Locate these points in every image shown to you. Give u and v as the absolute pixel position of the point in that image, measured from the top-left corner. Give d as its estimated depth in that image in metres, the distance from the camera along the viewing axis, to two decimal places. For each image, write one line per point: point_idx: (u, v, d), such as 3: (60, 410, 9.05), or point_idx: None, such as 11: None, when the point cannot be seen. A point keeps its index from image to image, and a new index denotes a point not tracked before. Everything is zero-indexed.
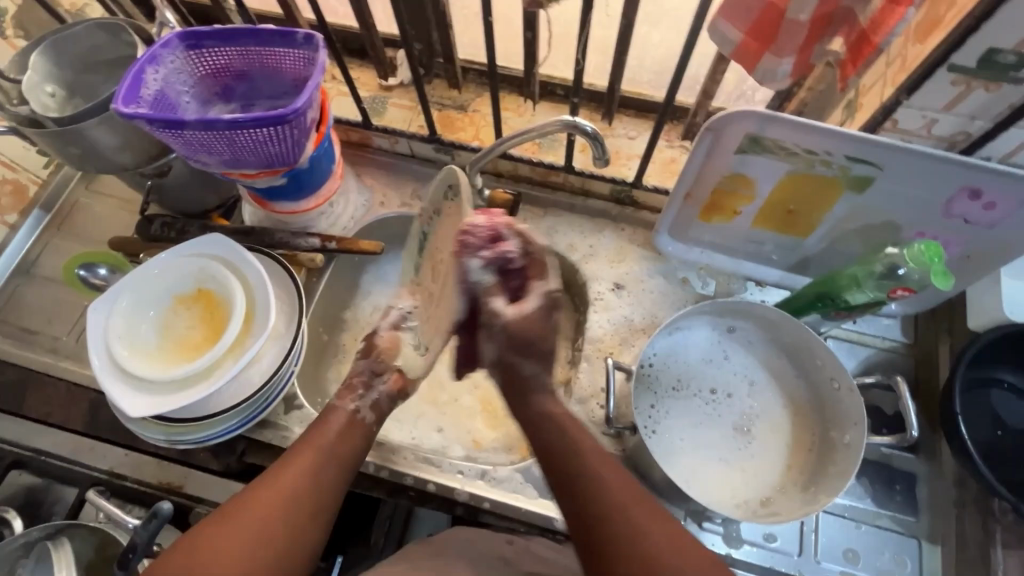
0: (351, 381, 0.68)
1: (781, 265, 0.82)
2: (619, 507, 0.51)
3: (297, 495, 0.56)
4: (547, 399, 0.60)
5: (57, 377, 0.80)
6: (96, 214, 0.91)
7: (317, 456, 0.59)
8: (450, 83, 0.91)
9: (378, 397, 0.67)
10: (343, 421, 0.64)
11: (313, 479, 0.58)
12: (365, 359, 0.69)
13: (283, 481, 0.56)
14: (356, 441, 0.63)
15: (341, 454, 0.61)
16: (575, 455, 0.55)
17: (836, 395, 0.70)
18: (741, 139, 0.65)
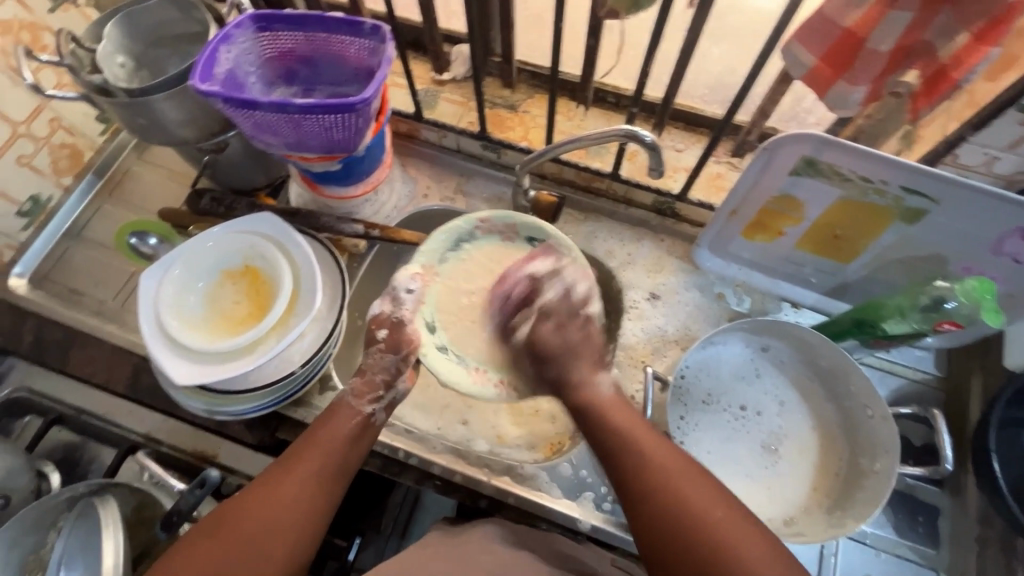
0: (373, 378, 0.67)
1: (819, 289, 0.82)
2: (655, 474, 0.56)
3: (298, 497, 0.57)
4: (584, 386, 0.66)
5: (99, 339, 0.81)
6: (147, 183, 0.94)
7: (324, 459, 0.60)
8: (503, 82, 0.93)
9: (400, 394, 0.68)
10: (354, 423, 0.64)
11: (316, 482, 0.59)
12: (391, 355, 0.68)
13: (289, 482, 0.58)
14: (364, 444, 0.64)
15: (347, 454, 0.62)
16: (615, 420, 0.62)
17: (868, 423, 0.70)
18: (796, 161, 0.66)
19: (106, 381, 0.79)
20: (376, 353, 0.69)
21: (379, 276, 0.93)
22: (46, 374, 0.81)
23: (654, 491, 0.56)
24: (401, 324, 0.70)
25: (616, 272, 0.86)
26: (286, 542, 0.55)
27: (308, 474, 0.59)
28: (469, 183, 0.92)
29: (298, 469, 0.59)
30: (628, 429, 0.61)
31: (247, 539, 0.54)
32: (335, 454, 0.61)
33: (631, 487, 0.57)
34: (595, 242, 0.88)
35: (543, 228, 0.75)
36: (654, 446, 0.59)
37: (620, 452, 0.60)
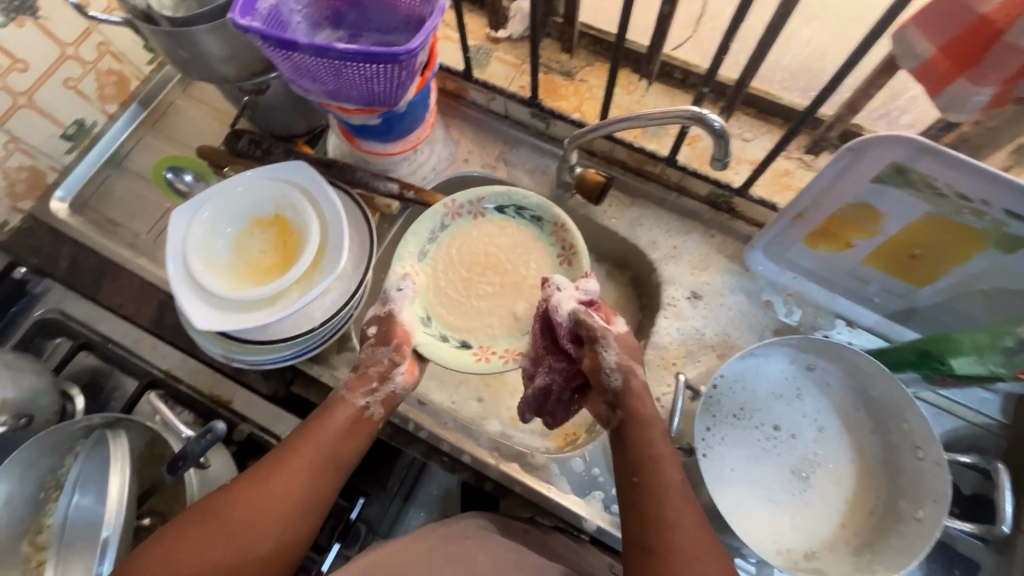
0: (367, 371, 0.66)
1: (882, 310, 0.74)
2: (687, 526, 0.53)
3: (289, 491, 0.57)
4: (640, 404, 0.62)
5: (132, 272, 0.82)
6: (189, 118, 0.92)
7: (316, 455, 0.59)
8: (562, 46, 0.86)
9: (397, 388, 0.67)
10: (348, 418, 0.63)
11: (307, 476, 0.58)
12: (383, 347, 0.68)
13: (278, 479, 0.57)
14: (359, 439, 0.63)
15: (339, 450, 0.61)
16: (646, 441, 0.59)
17: (918, 465, 0.64)
18: (884, 167, 0.58)
19: (134, 314, 0.80)
20: (369, 347, 0.69)
21: None
22: (79, 299, 0.82)
23: (691, 540, 0.53)
24: (391, 317, 0.70)
25: (657, 264, 0.80)
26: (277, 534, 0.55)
27: (299, 468, 0.58)
28: (513, 152, 0.87)
29: (289, 466, 0.58)
30: (668, 468, 0.57)
31: (235, 532, 0.54)
32: (328, 451, 0.60)
33: (662, 527, 0.53)
34: (639, 230, 0.82)
35: (527, 194, 0.79)
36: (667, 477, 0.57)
37: (659, 494, 0.56)
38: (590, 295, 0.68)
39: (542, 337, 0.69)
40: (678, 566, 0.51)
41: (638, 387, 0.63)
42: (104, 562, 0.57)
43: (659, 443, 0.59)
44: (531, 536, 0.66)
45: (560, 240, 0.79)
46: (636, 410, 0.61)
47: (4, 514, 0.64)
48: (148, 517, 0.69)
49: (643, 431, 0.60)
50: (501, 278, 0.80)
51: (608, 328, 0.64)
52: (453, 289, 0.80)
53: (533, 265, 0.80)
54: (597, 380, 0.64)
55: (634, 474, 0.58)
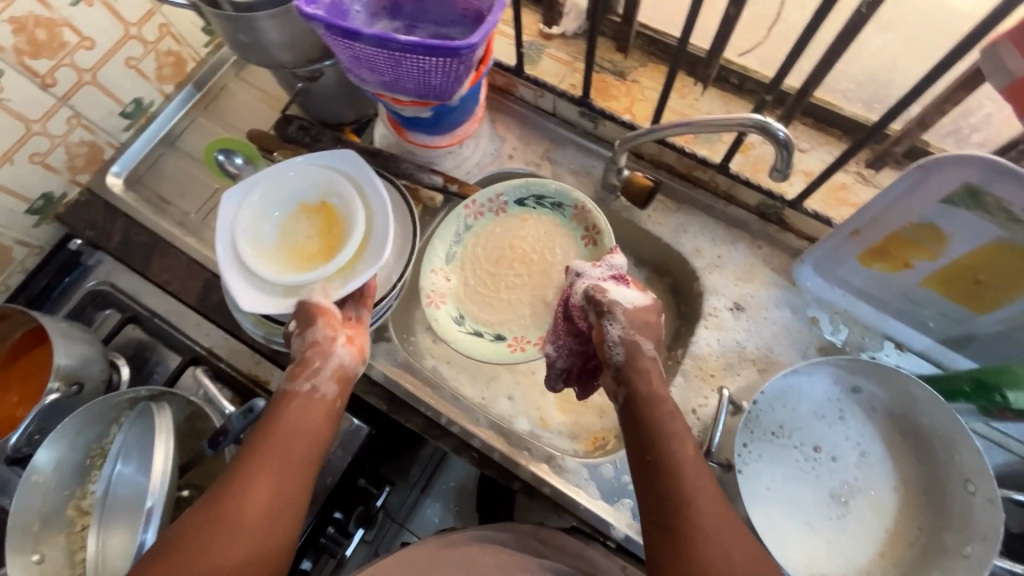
0: (307, 357, 0.64)
1: (935, 334, 0.71)
2: (706, 503, 0.52)
3: (259, 494, 0.53)
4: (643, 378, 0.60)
5: (179, 250, 0.84)
6: (241, 101, 0.94)
7: (280, 447, 0.56)
8: (616, 45, 0.85)
9: (341, 359, 0.65)
10: (301, 403, 0.60)
11: (276, 473, 0.54)
12: (314, 327, 0.66)
13: (246, 480, 0.53)
14: (320, 421, 0.60)
15: (304, 436, 0.58)
16: (665, 420, 0.57)
17: (966, 499, 0.61)
18: (955, 187, 0.55)
19: (180, 291, 0.82)
20: (297, 338, 0.66)
21: None
22: (129, 273, 0.85)
23: (710, 516, 0.51)
24: (301, 303, 0.68)
25: (700, 273, 0.79)
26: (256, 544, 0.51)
27: (262, 468, 0.54)
28: (559, 151, 0.86)
29: (253, 466, 0.54)
30: (684, 446, 0.55)
31: (206, 555, 0.49)
32: (293, 439, 0.57)
33: (680, 503, 0.52)
34: (684, 237, 0.80)
35: (545, 182, 0.80)
36: (690, 457, 0.55)
37: (677, 472, 0.53)
38: (616, 269, 0.67)
39: (564, 320, 0.69)
40: (699, 544, 0.49)
41: (642, 364, 0.60)
42: (148, 530, 0.57)
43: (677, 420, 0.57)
44: (539, 543, 0.66)
45: (586, 223, 0.80)
46: (641, 388, 0.59)
47: (52, 476, 0.66)
48: (188, 489, 0.71)
49: (656, 403, 0.58)
50: (529, 268, 0.82)
51: (616, 301, 0.62)
52: (482, 285, 0.82)
53: (558, 249, 0.82)
54: (602, 353, 0.63)
55: (648, 455, 0.55)
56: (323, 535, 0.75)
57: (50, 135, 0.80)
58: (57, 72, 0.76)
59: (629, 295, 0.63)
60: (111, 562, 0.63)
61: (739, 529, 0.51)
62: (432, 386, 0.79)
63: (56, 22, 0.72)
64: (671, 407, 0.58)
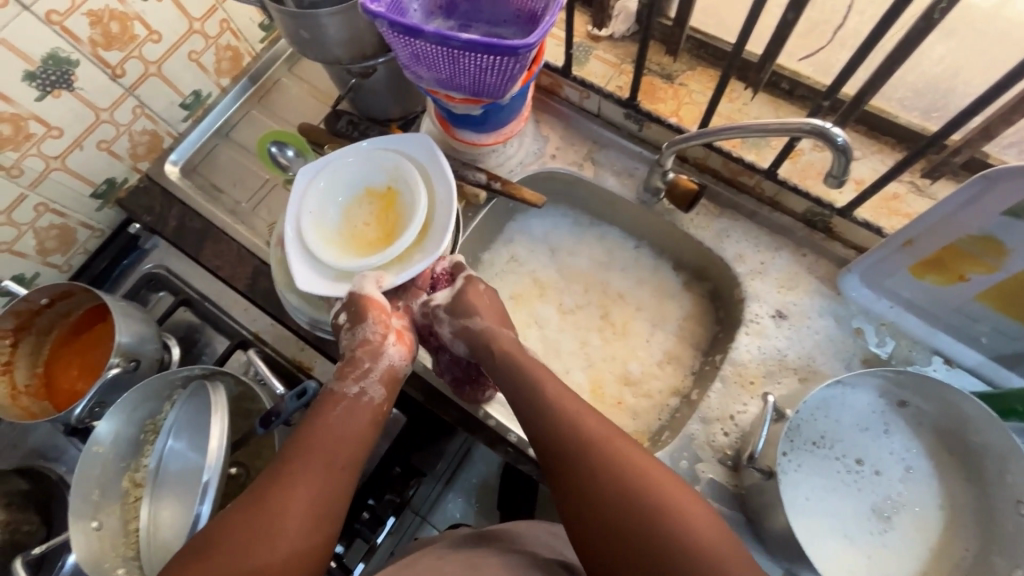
0: (356, 357, 0.68)
1: (988, 351, 0.69)
2: (580, 415, 0.61)
3: (306, 489, 0.56)
4: (480, 341, 0.72)
5: (231, 237, 0.87)
6: (291, 95, 0.97)
7: (327, 445, 0.60)
8: (665, 48, 0.84)
9: (392, 359, 0.69)
10: (344, 405, 0.64)
11: (321, 474, 0.58)
12: (363, 325, 0.69)
13: (295, 479, 0.57)
14: (361, 420, 0.64)
15: (347, 438, 0.62)
16: (521, 363, 0.67)
17: (1019, 521, 0.59)
18: (1020, 201, 0.54)
19: (231, 277, 0.85)
20: (348, 333, 0.70)
21: (488, 228, 0.91)
22: (183, 258, 0.88)
23: (591, 426, 0.61)
24: (355, 294, 0.70)
25: (742, 279, 0.78)
26: (293, 545, 0.54)
27: (309, 468, 0.58)
28: (602, 153, 0.86)
29: (303, 464, 0.58)
30: (545, 380, 0.66)
31: (259, 546, 0.53)
32: (339, 442, 0.61)
33: (569, 427, 0.61)
34: (726, 242, 0.80)
35: None
36: (556, 388, 0.64)
37: (542, 403, 0.63)
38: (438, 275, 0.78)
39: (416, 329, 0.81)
40: (582, 459, 0.59)
41: (472, 340, 0.72)
42: (204, 502, 0.60)
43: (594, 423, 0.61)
44: (558, 544, 0.66)
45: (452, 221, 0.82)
46: (485, 354, 0.71)
47: (110, 449, 0.69)
48: (236, 467, 0.73)
49: (541, 392, 0.64)
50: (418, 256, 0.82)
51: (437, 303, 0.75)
52: None
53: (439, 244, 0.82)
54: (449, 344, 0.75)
55: (521, 395, 0.65)
56: (357, 520, 0.76)
57: (117, 124, 0.84)
58: (126, 64, 0.79)
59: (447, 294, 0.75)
60: (162, 533, 0.66)
61: (620, 435, 0.60)
62: None
63: (128, 16, 0.76)
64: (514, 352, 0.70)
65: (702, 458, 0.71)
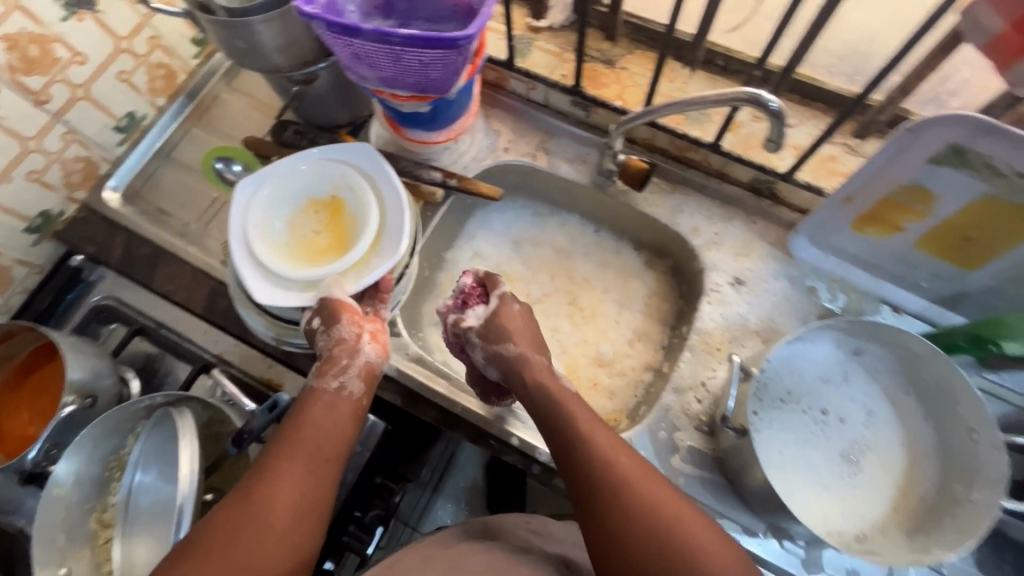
0: (332, 356, 0.66)
1: (929, 295, 0.74)
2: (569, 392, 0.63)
3: (286, 490, 0.55)
4: (519, 358, 0.67)
5: (182, 260, 0.84)
6: (232, 109, 0.94)
7: (307, 442, 0.59)
8: (604, 34, 0.87)
9: (368, 356, 0.67)
10: (325, 400, 0.63)
11: (302, 472, 0.56)
12: (336, 326, 0.67)
13: (274, 480, 0.55)
14: (343, 416, 0.63)
15: (328, 434, 0.60)
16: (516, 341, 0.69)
17: (972, 448, 0.63)
18: (941, 147, 0.58)
19: (187, 300, 0.82)
20: (322, 336, 0.68)
21: (450, 226, 0.91)
22: (133, 287, 0.84)
23: (579, 407, 0.62)
24: (324, 300, 0.69)
25: (699, 251, 0.81)
26: (284, 543, 0.53)
27: (290, 467, 0.56)
28: (553, 142, 0.87)
29: (281, 462, 0.57)
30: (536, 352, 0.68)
31: (238, 553, 0.51)
32: (320, 438, 0.59)
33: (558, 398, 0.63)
34: (681, 217, 0.82)
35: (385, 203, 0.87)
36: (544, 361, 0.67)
37: (545, 371, 0.66)
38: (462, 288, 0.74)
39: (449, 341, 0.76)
40: (570, 426, 0.61)
41: (507, 362, 0.68)
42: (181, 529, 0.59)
43: (631, 466, 0.57)
44: (537, 539, 0.66)
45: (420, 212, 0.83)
46: (519, 371, 0.67)
47: (73, 490, 0.66)
48: (211, 493, 0.71)
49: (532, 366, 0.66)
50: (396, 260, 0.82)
51: (468, 325, 0.71)
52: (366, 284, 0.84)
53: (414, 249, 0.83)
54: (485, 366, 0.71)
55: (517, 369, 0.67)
56: (345, 533, 0.75)
57: (46, 152, 0.80)
58: (51, 89, 0.76)
59: (479, 314, 0.71)
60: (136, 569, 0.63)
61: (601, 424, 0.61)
62: (446, 379, 0.80)
63: (49, 38, 0.72)
64: (536, 359, 0.67)
65: (680, 427, 0.73)
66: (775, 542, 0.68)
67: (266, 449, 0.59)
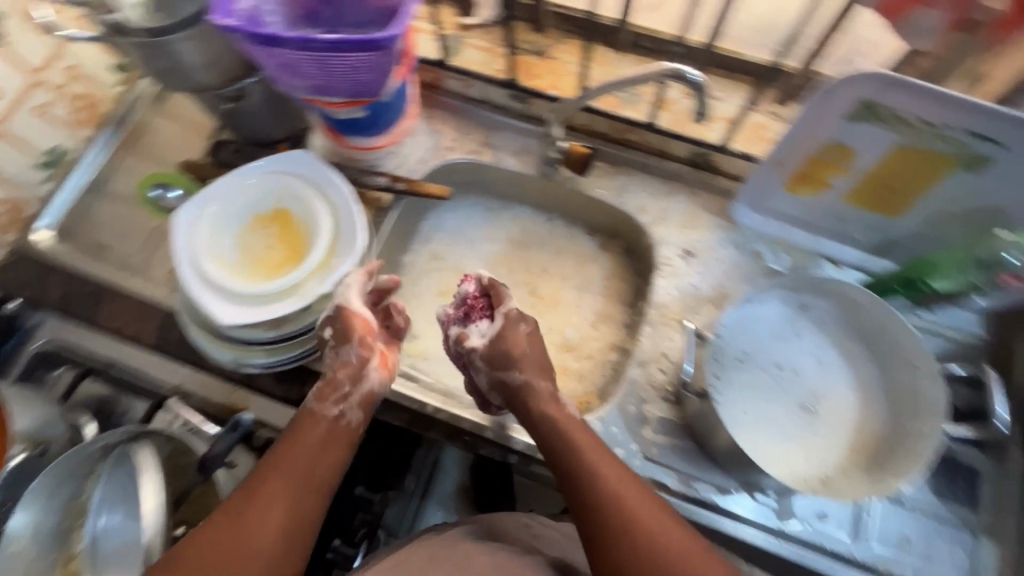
0: (336, 377, 0.66)
1: (863, 246, 0.78)
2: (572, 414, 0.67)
3: (274, 517, 0.55)
4: (530, 381, 0.68)
5: (127, 293, 0.81)
6: (164, 134, 0.91)
7: (298, 468, 0.59)
8: (533, 26, 0.88)
9: (372, 386, 0.67)
10: (322, 426, 0.63)
11: (291, 500, 0.57)
12: (348, 347, 0.67)
13: (262, 506, 0.55)
14: (338, 445, 0.63)
15: (320, 463, 0.60)
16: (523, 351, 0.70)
17: (916, 383, 0.68)
18: (853, 105, 0.61)
19: (136, 334, 0.79)
20: (332, 351, 0.68)
21: (404, 229, 0.91)
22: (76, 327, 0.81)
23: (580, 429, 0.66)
24: (339, 312, 0.68)
25: (648, 227, 0.83)
26: (273, 569, 0.54)
27: (279, 494, 0.57)
28: (496, 136, 0.88)
29: (270, 485, 0.57)
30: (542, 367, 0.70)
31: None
32: (311, 467, 0.60)
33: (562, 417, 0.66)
34: (627, 197, 0.84)
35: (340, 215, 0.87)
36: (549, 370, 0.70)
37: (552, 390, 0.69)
38: (465, 297, 0.74)
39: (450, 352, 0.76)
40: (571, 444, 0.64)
41: (514, 389, 0.69)
42: None
43: (625, 486, 0.60)
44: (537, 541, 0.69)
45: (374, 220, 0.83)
46: (525, 398, 0.68)
47: (31, 544, 0.63)
48: (181, 526, 0.70)
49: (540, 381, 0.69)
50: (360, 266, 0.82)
51: (472, 343, 0.71)
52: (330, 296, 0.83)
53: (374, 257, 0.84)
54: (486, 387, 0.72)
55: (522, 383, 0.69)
56: (329, 549, 0.78)
57: None
58: None
59: (484, 333, 0.71)
60: None
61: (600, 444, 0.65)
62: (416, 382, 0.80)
63: None
64: (536, 367, 0.69)
65: (647, 399, 0.75)
66: (748, 496, 0.70)
67: (258, 469, 0.59)
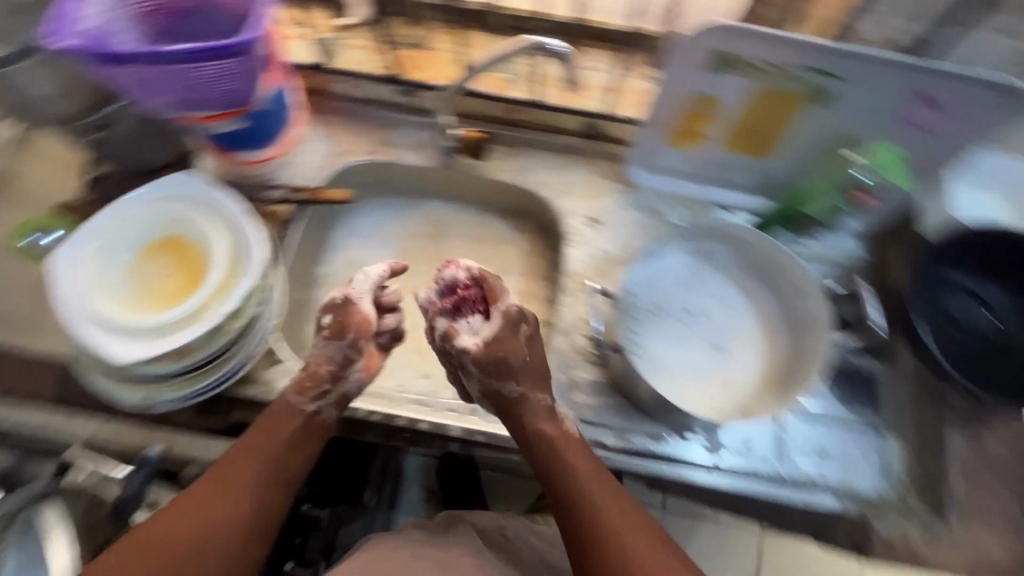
0: (317, 369, 0.67)
1: (746, 188, 0.84)
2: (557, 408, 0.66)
3: (239, 504, 0.57)
4: (534, 386, 0.66)
5: (16, 350, 0.75)
6: (34, 178, 0.85)
7: (265, 459, 0.61)
8: (409, 20, 0.89)
9: (352, 386, 0.68)
10: (296, 422, 0.64)
11: (255, 490, 0.59)
12: (337, 342, 0.68)
13: (230, 492, 0.57)
14: (308, 446, 0.64)
15: (287, 454, 0.62)
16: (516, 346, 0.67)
17: (804, 304, 0.73)
18: (707, 57, 0.66)
19: (32, 391, 0.74)
20: (322, 341, 0.68)
21: (314, 239, 0.89)
22: None
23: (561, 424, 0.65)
24: (347, 305, 0.69)
25: (551, 201, 0.86)
26: (238, 548, 0.56)
27: (246, 485, 0.59)
28: (391, 133, 0.88)
29: (236, 473, 0.59)
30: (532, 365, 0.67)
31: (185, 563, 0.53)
32: (276, 457, 0.61)
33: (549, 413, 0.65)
34: (528, 174, 0.87)
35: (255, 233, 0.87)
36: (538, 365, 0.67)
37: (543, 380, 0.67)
38: (449, 284, 0.70)
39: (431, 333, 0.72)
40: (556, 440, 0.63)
41: (512, 394, 0.66)
42: None
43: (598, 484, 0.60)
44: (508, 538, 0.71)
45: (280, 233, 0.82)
46: (528, 403, 0.65)
47: None
48: None
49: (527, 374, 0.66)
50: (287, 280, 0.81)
51: (463, 343, 0.66)
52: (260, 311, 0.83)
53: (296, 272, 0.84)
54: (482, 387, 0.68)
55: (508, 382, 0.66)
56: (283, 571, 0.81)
57: None
58: None
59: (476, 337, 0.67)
60: None
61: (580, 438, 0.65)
62: None
63: None
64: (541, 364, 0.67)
65: (573, 364, 0.78)
66: (677, 438, 0.74)
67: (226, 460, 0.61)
